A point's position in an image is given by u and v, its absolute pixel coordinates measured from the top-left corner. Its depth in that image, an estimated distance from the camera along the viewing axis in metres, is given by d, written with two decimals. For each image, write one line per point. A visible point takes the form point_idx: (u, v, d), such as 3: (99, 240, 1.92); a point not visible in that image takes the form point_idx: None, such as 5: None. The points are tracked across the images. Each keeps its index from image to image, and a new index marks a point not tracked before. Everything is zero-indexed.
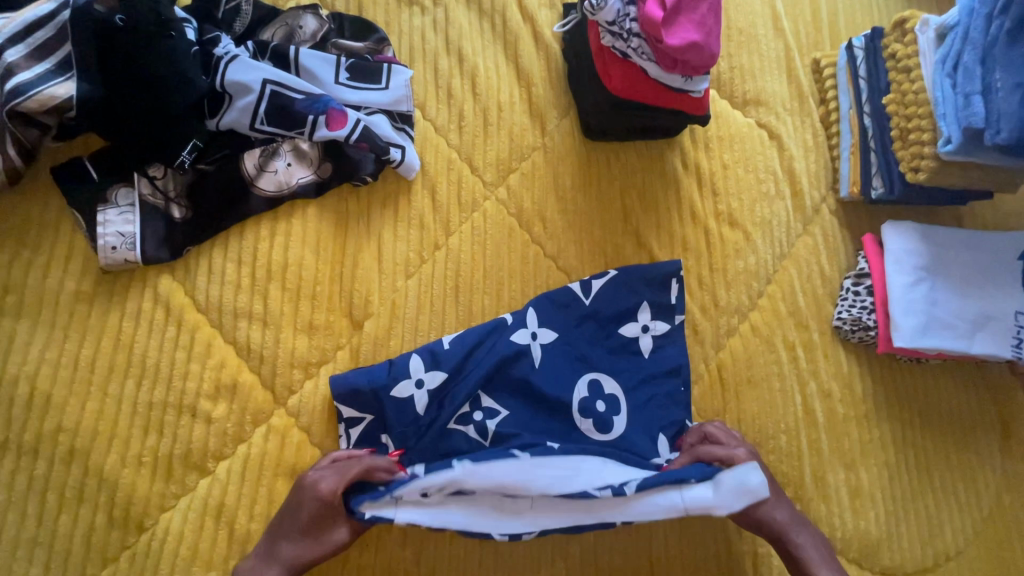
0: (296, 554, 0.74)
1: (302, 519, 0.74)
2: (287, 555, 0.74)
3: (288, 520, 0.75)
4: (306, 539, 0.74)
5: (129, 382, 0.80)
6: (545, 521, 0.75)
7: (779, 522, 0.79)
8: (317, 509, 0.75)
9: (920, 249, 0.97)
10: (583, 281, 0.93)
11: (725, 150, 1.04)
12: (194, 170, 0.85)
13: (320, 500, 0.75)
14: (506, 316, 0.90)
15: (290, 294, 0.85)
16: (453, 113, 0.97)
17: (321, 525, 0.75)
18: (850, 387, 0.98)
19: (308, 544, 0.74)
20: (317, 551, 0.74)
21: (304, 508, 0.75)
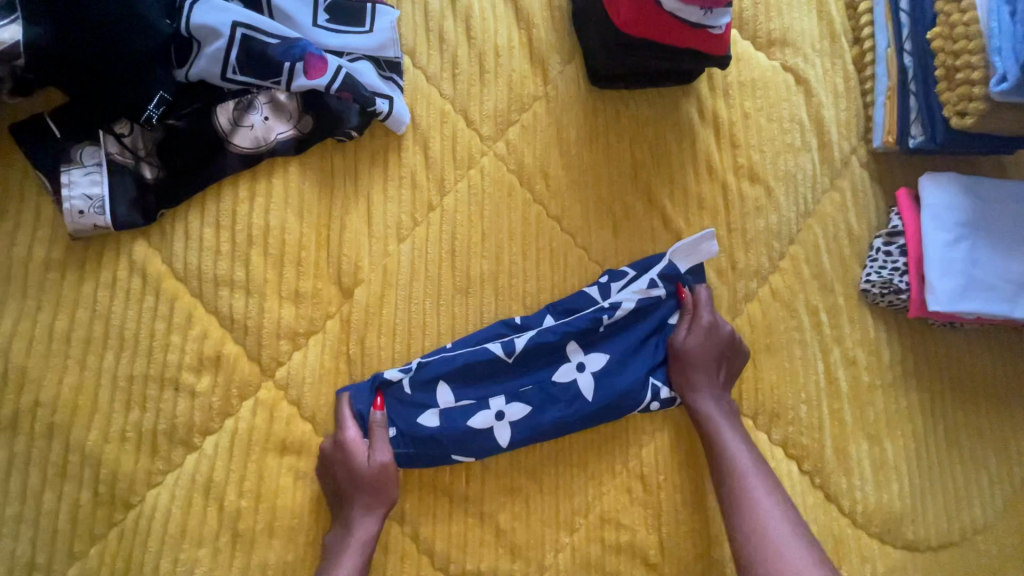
0: (371, 510, 0.75)
1: (350, 478, 0.74)
2: (370, 509, 0.75)
3: (343, 494, 0.75)
4: (364, 490, 0.74)
5: (108, 355, 0.76)
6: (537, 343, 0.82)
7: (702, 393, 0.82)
8: (354, 460, 0.75)
9: (961, 203, 0.88)
10: (601, 283, 0.86)
11: (746, 97, 0.94)
12: (163, 125, 0.78)
13: (354, 454, 0.75)
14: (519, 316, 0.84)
15: (273, 260, 0.80)
16: (446, 60, 0.88)
17: (369, 474, 0.75)
18: (877, 353, 0.91)
19: (376, 496, 0.75)
20: (386, 493, 0.75)
21: (347, 470, 0.75)
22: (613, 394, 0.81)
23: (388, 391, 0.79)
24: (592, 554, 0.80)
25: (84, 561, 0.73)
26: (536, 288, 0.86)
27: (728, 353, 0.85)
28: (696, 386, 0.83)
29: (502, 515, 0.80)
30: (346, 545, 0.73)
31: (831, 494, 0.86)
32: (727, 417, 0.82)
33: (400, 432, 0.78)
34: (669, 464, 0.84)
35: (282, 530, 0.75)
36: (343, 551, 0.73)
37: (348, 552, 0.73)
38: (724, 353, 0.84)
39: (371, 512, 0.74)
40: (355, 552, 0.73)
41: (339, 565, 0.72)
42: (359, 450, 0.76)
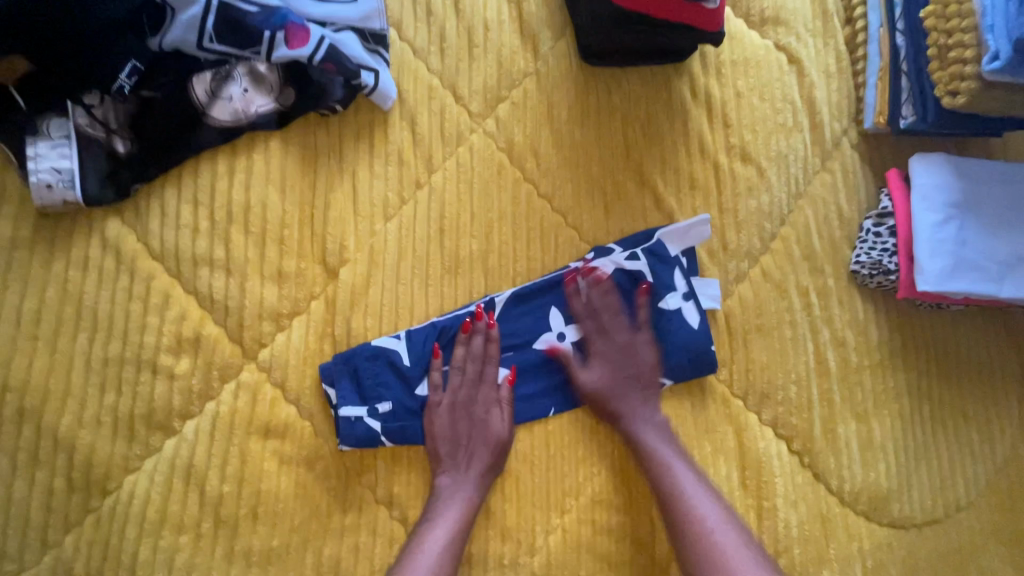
0: (481, 457, 0.77)
1: (474, 424, 0.78)
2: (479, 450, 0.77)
3: (461, 441, 0.77)
4: (496, 427, 0.78)
5: (80, 336, 0.73)
6: (517, 316, 0.82)
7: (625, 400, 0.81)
8: (468, 407, 0.78)
9: (950, 183, 0.88)
10: (587, 259, 0.84)
11: (738, 76, 0.93)
12: (136, 98, 0.75)
13: (461, 403, 0.78)
14: (504, 292, 0.82)
15: (254, 238, 0.77)
16: (434, 33, 0.86)
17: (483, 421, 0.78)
18: (866, 334, 0.91)
19: (455, 446, 0.77)
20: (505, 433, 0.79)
21: (470, 417, 0.78)
22: (594, 364, 0.83)
23: (367, 367, 0.77)
24: (583, 536, 0.79)
25: (59, 550, 0.70)
26: (526, 268, 0.84)
27: (639, 369, 0.83)
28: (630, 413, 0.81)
29: (493, 497, 0.79)
30: (450, 497, 0.75)
31: (820, 474, 0.87)
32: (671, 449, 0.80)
33: (390, 402, 0.77)
34: None
35: (266, 515, 0.73)
36: (446, 502, 0.75)
37: (449, 503, 0.75)
38: (620, 367, 0.82)
39: (474, 459, 0.77)
40: (458, 504, 0.75)
41: (441, 517, 0.73)
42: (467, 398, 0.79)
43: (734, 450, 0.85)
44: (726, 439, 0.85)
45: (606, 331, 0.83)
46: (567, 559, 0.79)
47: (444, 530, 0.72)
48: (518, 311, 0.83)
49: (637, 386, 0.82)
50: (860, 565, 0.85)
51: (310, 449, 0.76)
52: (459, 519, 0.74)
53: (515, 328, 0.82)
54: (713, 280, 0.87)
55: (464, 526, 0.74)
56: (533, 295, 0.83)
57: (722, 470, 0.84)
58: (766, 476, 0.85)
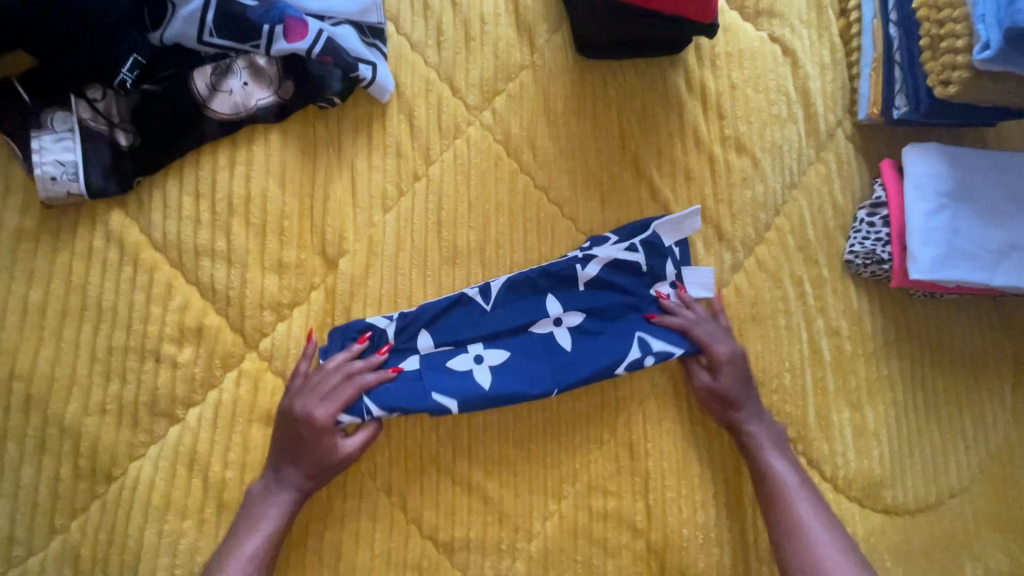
0: (291, 476, 0.73)
1: (299, 439, 0.73)
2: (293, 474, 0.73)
3: (288, 451, 0.73)
4: (325, 453, 0.73)
5: (86, 326, 0.74)
6: (513, 299, 0.83)
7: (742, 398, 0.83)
8: (308, 415, 0.73)
9: (943, 173, 0.89)
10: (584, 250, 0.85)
11: (733, 68, 0.94)
12: (138, 91, 0.76)
13: (298, 419, 0.73)
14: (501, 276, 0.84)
15: (254, 229, 0.78)
16: (431, 27, 0.87)
17: (309, 442, 0.73)
18: (859, 323, 0.92)
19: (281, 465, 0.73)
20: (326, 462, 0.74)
21: (296, 432, 0.73)
22: (594, 343, 0.82)
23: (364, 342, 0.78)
24: (579, 522, 0.81)
25: (66, 535, 0.72)
26: (523, 258, 0.85)
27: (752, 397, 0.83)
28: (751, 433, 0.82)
29: (490, 484, 0.80)
30: (260, 511, 0.71)
31: (814, 460, 0.88)
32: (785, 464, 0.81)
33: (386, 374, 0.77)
34: (657, 429, 0.84)
35: None
36: (258, 516, 0.71)
37: (257, 511, 0.72)
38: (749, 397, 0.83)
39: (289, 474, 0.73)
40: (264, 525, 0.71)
41: (246, 535, 0.70)
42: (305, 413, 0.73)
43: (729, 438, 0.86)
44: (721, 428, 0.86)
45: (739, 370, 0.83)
46: (563, 545, 0.80)
47: (252, 544, 0.70)
48: (515, 293, 0.83)
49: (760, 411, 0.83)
50: None
51: None
52: (262, 543, 0.70)
53: (512, 309, 0.82)
54: (705, 267, 0.89)
55: (269, 539, 0.71)
56: (529, 278, 0.83)
57: (717, 457, 0.85)
58: None
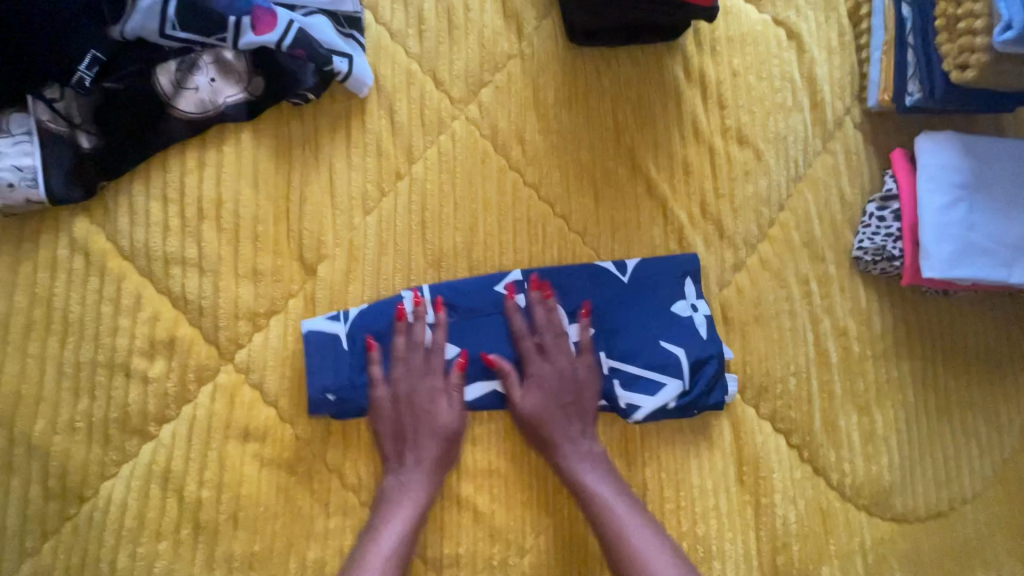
0: (429, 452, 0.73)
1: (418, 416, 0.74)
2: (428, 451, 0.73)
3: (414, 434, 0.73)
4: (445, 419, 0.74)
5: (52, 340, 0.71)
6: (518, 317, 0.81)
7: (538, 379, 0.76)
8: (433, 395, 0.74)
9: (959, 163, 0.83)
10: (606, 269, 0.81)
11: (734, 54, 0.89)
12: (100, 90, 0.71)
13: (441, 409, 0.74)
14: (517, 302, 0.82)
15: (227, 235, 0.74)
16: (412, 15, 0.82)
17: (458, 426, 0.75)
18: (868, 323, 0.87)
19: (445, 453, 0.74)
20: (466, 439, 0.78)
21: (414, 412, 0.74)
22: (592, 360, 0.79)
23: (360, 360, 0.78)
24: (574, 536, 0.77)
25: (37, 558, 0.69)
26: (513, 261, 0.81)
27: (572, 394, 0.77)
28: (551, 437, 0.75)
29: (480, 497, 0.76)
30: (399, 497, 0.71)
31: (820, 468, 0.84)
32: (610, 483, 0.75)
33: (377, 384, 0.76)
34: (654, 439, 0.81)
35: (247, 520, 0.71)
36: (396, 507, 0.71)
37: (402, 499, 0.71)
38: (559, 393, 0.76)
39: (424, 456, 0.73)
40: (409, 503, 0.71)
41: (389, 520, 0.70)
42: (445, 403, 0.75)
43: (731, 446, 0.82)
44: (723, 436, 0.82)
45: (548, 352, 0.77)
46: (557, 560, 0.77)
47: (399, 520, 0.70)
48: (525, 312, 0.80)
49: (565, 411, 0.77)
50: (861, 560, 0.83)
51: (291, 452, 0.73)
52: (405, 524, 0.70)
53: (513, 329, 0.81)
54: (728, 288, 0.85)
55: (414, 522, 0.71)
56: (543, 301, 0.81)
57: (718, 467, 0.81)
58: (763, 471, 0.82)
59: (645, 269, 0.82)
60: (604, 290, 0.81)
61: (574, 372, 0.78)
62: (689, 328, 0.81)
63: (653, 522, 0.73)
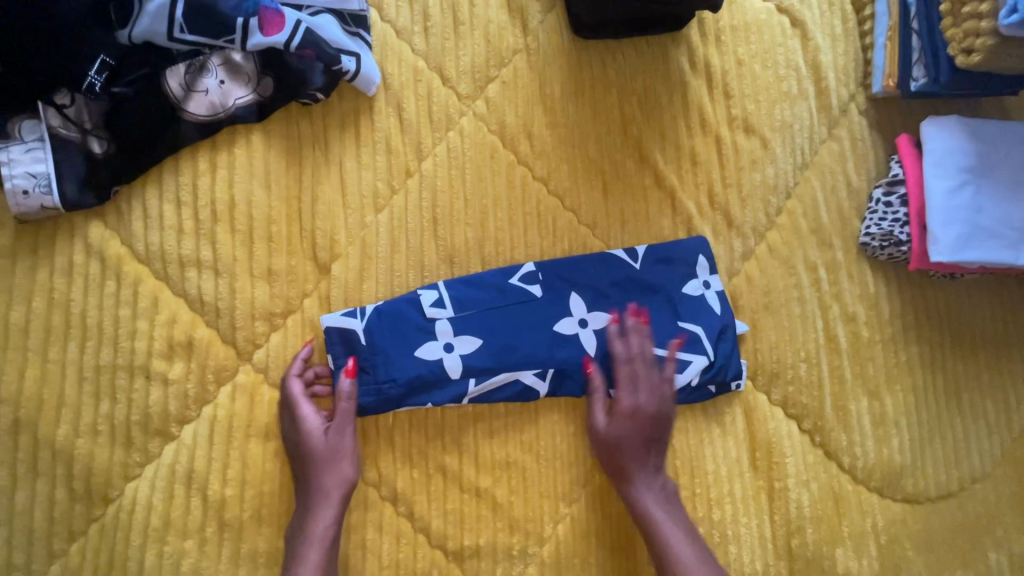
0: (323, 484, 0.71)
1: (296, 452, 0.71)
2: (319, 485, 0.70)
3: (303, 472, 0.71)
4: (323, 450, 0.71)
5: (72, 345, 0.71)
6: None
7: (633, 411, 0.77)
8: (305, 429, 0.71)
9: (965, 147, 0.84)
10: (618, 258, 0.82)
11: (739, 43, 0.89)
12: (109, 95, 0.71)
13: (313, 437, 0.71)
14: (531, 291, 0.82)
15: (240, 237, 0.75)
16: (417, 12, 0.82)
17: (332, 451, 0.72)
18: (877, 308, 0.88)
19: (328, 477, 0.71)
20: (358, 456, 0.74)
21: (293, 447, 0.72)
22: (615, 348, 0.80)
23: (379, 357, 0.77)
24: (592, 524, 0.79)
25: (65, 560, 0.70)
26: (524, 254, 0.82)
27: (654, 425, 0.77)
28: (623, 466, 0.76)
29: (499, 489, 0.78)
30: (305, 536, 0.69)
31: (831, 452, 0.85)
32: (665, 507, 0.76)
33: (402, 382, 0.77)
34: None
35: (271, 517, 0.72)
36: (303, 547, 0.69)
37: (309, 537, 0.69)
38: (647, 426, 0.77)
39: (316, 489, 0.71)
40: (318, 539, 0.69)
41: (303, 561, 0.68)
42: (317, 432, 0.72)
43: (743, 432, 0.83)
44: (736, 424, 0.83)
45: (637, 382, 0.78)
46: (576, 549, 0.78)
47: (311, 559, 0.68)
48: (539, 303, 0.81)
49: (647, 444, 0.77)
50: (874, 542, 0.84)
51: None
52: (318, 562, 0.68)
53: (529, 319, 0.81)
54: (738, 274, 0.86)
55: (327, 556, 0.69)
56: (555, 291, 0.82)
57: (731, 453, 0.82)
58: (776, 457, 0.83)
59: (655, 257, 0.83)
60: (619, 278, 0.82)
61: (663, 406, 0.78)
62: (701, 313, 0.83)
63: (694, 536, 0.75)
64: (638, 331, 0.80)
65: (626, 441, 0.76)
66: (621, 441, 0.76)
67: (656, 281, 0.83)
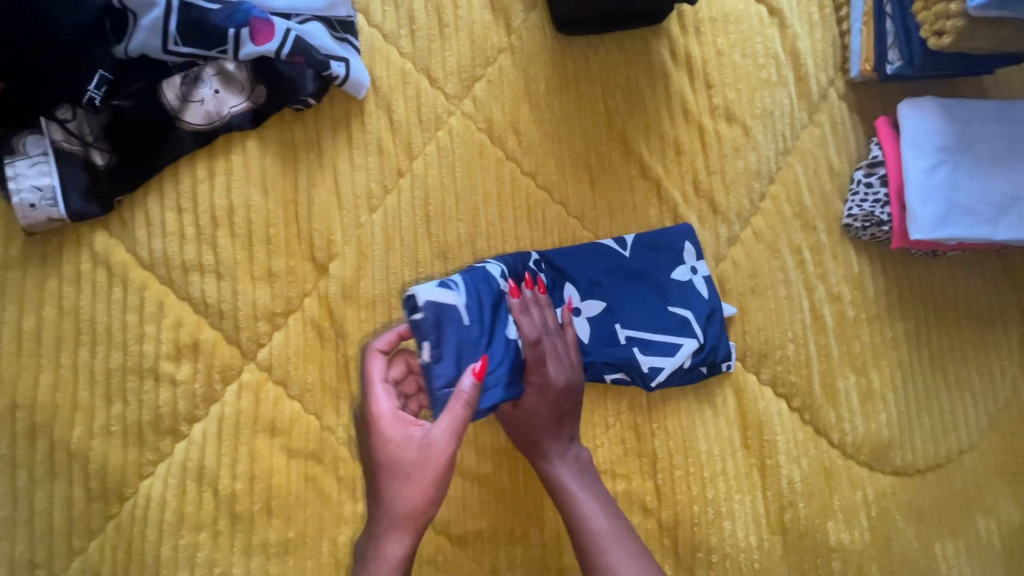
0: (399, 505, 0.66)
1: (382, 458, 0.68)
2: (396, 505, 0.66)
3: (383, 485, 0.67)
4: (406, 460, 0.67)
5: (83, 350, 0.74)
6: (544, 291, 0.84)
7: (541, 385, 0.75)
8: (394, 429, 0.68)
9: (940, 126, 0.86)
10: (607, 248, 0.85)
11: (718, 33, 0.91)
12: (109, 107, 0.73)
13: (398, 447, 0.67)
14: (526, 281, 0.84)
15: (240, 241, 0.77)
16: (403, 16, 0.84)
17: (413, 468, 0.66)
18: (861, 288, 0.91)
19: (407, 498, 0.66)
20: (442, 486, 0.66)
21: (379, 453, 0.68)
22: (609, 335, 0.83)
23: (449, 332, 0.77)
24: None
25: (85, 557, 0.73)
26: (516, 248, 0.84)
27: (569, 400, 0.77)
28: (538, 439, 0.76)
29: (500, 475, 0.80)
30: (374, 563, 0.66)
31: (821, 429, 0.88)
32: (578, 475, 0.76)
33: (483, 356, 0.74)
34: (662, 410, 0.84)
35: (281, 509, 0.75)
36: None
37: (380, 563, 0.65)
38: (557, 400, 0.76)
39: (393, 510, 0.66)
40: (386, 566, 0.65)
41: None
42: (405, 439, 0.68)
43: (734, 413, 0.86)
44: (727, 404, 0.86)
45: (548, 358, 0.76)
46: None
47: None
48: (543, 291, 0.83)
49: (559, 417, 0.76)
50: (865, 513, 0.87)
51: (316, 444, 0.77)
52: None
53: None
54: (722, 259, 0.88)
55: None
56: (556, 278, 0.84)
57: (723, 432, 0.85)
58: (767, 435, 0.86)
59: (643, 245, 0.85)
60: (610, 265, 0.84)
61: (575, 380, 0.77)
62: (690, 297, 0.85)
63: (611, 505, 0.75)
64: (539, 306, 0.78)
65: (541, 410, 0.76)
66: (541, 409, 0.76)
67: (644, 268, 0.85)
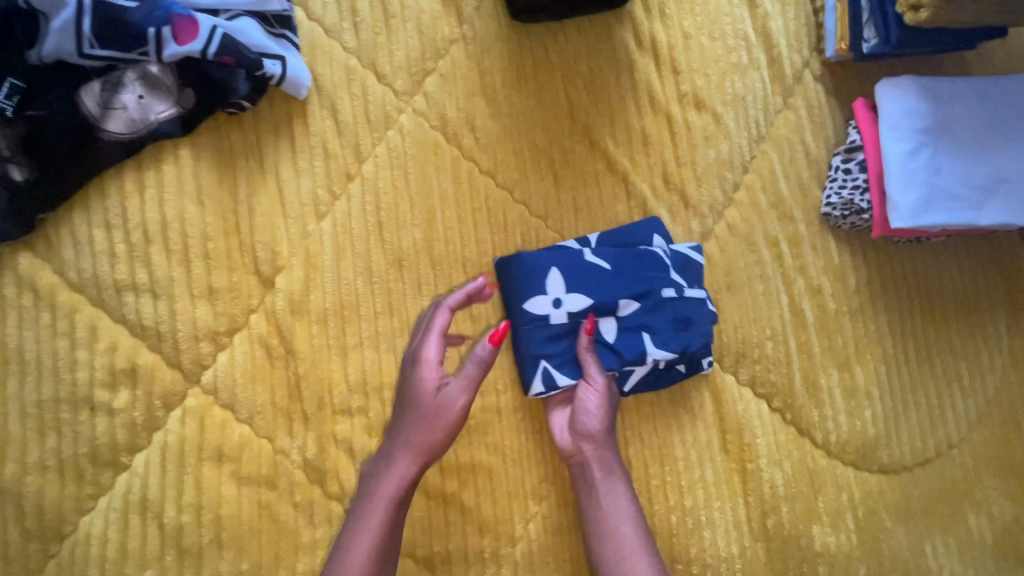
0: (413, 442, 0.68)
1: (411, 397, 0.70)
2: (409, 441, 0.68)
3: (402, 421, 0.70)
4: (437, 403, 0.69)
5: (10, 381, 0.69)
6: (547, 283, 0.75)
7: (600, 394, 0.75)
8: (436, 375, 0.70)
9: (919, 107, 0.81)
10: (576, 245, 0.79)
11: (684, 15, 0.86)
12: (23, 117, 0.68)
13: (430, 389, 0.69)
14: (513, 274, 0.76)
15: (177, 257, 0.72)
16: (345, 8, 0.78)
17: (434, 410, 0.69)
18: (842, 279, 0.86)
19: (425, 434, 0.68)
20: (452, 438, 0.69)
21: (409, 391, 0.71)
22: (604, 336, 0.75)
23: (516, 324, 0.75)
24: (564, 520, 0.77)
25: None
26: (477, 252, 0.79)
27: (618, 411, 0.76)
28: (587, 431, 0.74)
29: (467, 493, 0.76)
30: (372, 494, 0.67)
31: (804, 429, 0.84)
32: (613, 474, 0.74)
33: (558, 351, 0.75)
34: (635, 417, 0.80)
35: (232, 540, 0.71)
36: (369, 505, 0.67)
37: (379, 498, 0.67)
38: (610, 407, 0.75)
39: (405, 445, 0.69)
40: (384, 501, 0.67)
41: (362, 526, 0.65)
42: (438, 384, 0.70)
43: (712, 416, 0.82)
44: (704, 407, 0.82)
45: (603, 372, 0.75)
46: (549, 546, 0.77)
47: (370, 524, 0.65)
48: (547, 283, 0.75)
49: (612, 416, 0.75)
50: (851, 515, 0.83)
51: (268, 469, 0.72)
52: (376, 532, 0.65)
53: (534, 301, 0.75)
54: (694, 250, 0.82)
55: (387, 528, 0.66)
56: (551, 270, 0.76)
57: (701, 437, 0.81)
58: (747, 438, 0.82)
59: (611, 242, 0.80)
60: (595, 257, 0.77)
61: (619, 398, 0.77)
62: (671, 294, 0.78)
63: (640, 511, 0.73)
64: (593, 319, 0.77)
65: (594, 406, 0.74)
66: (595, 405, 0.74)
67: (629, 267, 0.77)
